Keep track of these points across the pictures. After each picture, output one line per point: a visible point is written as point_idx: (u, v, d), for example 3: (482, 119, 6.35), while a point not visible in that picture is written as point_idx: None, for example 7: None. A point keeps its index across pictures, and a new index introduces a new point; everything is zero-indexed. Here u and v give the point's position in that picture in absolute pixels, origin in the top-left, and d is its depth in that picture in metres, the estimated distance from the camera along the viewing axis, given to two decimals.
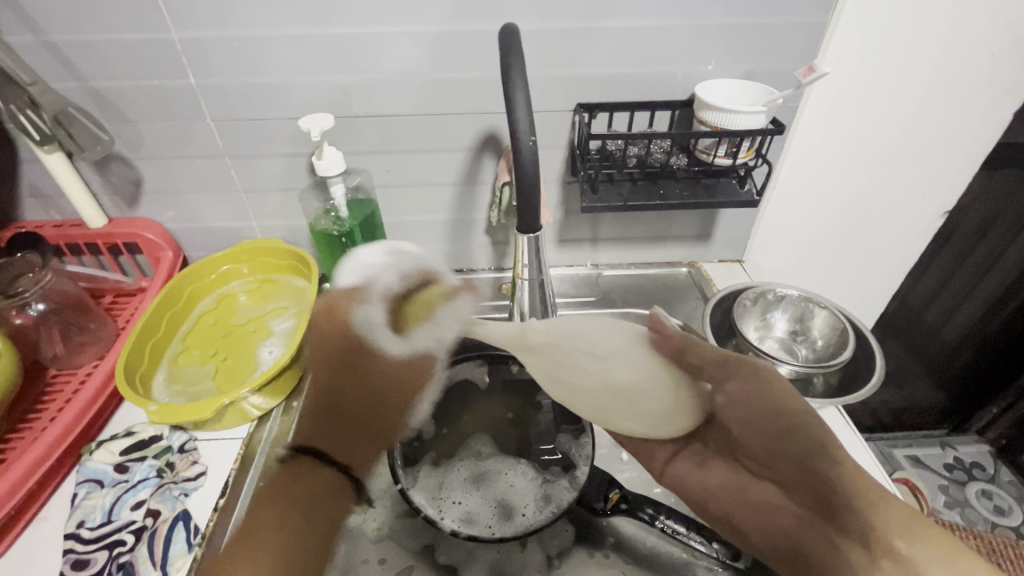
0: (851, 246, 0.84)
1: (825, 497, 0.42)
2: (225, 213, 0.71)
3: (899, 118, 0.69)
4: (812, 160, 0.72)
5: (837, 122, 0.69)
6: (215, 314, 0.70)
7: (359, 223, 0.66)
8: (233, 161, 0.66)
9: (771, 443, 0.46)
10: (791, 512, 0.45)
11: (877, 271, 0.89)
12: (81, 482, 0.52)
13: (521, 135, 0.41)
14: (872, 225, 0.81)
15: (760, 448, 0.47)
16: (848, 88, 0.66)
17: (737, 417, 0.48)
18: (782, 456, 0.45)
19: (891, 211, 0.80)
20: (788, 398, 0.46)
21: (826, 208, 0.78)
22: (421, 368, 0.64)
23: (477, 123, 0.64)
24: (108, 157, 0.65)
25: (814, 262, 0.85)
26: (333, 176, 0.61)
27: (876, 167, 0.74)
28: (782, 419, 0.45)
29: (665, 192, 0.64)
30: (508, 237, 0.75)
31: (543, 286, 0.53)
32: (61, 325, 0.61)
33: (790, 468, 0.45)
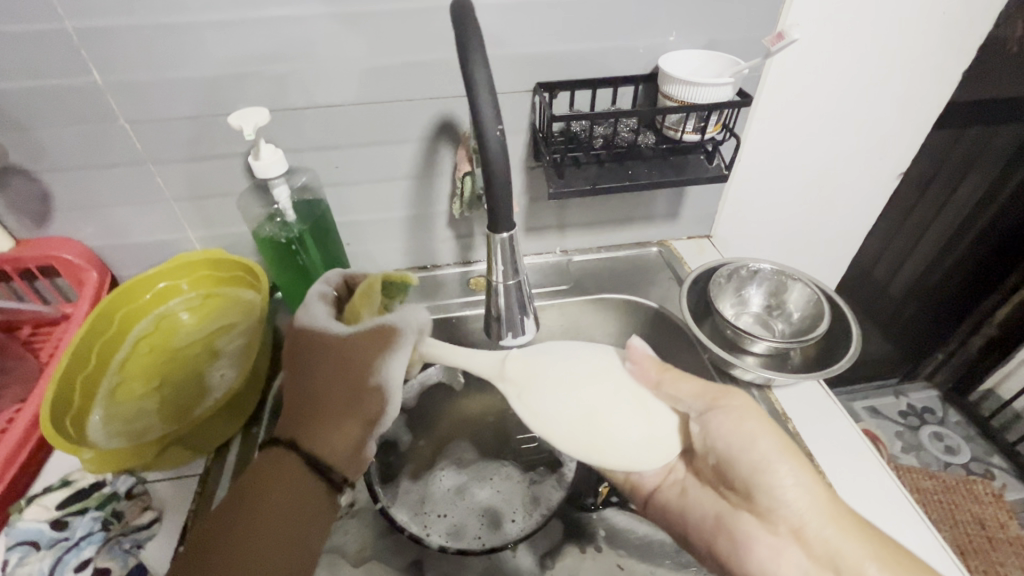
0: (813, 213, 0.84)
1: (792, 518, 0.43)
2: (157, 225, 0.64)
3: (851, 85, 0.69)
4: (771, 132, 0.71)
5: (799, 90, 0.68)
6: (154, 338, 0.62)
7: (308, 225, 0.59)
8: (158, 168, 0.59)
9: (741, 473, 0.45)
10: (762, 541, 0.44)
11: (837, 236, 0.91)
12: (11, 547, 0.46)
13: (487, 125, 0.36)
14: (829, 192, 0.82)
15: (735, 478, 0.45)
16: (809, 54, 0.64)
17: (716, 449, 0.46)
18: (756, 491, 0.44)
19: (849, 176, 0.81)
20: (758, 433, 0.45)
21: (788, 179, 0.78)
22: (387, 342, 0.50)
23: (431, 110, 0.60)
24: (6, 171, 0.56)
25: (778, 232, 0.85)
26: (275, 178, 0.54)
27: (835, 133, 0.74)
28: (749, 452, 0.44)
29: (635, 171, 0.61)
30: (472, 229, 0.72)
31: (519, 289, 0.50)
32: None
33: (759, 496, 0.44)
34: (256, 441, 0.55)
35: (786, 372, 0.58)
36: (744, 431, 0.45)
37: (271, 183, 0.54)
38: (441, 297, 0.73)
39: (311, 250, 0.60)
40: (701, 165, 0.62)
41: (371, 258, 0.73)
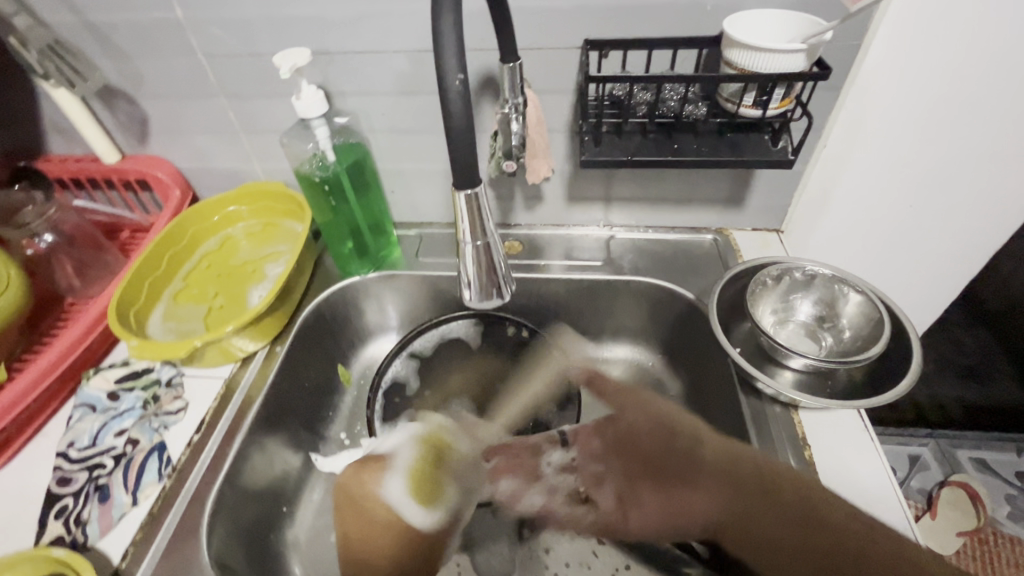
0: (924, 225, 0.68)
1: (770, 482, 0.45)
2: (230, 154, 0.71)
3: (992, 63, 0.52)
4: (867, 114, 0.58)
5: (910, 69, 0.54)
6: (216, 256, 0.70)
7: (346, 167, 0.62)
8: (229, 101, 0.65)
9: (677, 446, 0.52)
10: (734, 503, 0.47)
11: (960, 260, 0.72)
12: (77, 405, 0.56)
13: (444, 72, 0.34)
14: (952, 201, 0.65)
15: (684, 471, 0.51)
16: (930, 19, 0.51)
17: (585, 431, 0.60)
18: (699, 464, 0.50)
19: (981, 184, 0.63)
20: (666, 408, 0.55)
21: (889, 178, 0.63)
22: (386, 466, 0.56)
23: (472, 63, 0.58)
24: (114, 93, 0.66)
25: (874, 243, 0.71)
26: (315, 118, 0.57)
27: (959, 126, 0.58)
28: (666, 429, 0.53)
29: (681, 145, 0.55)
30: (512, 190, 0.70)
31: (489, 250, 0.44)
32: (73, 256, 0.64)
33: (745, 490, 0.46)
34: (276, 358, 0.61)
35: (816, 394, 0.51)
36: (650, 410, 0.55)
37: (310, 123, 0.57)
38: None
39: (345, 190, 0.63)
40: (764, 146, 0.54)
41: (414, 208, 0.74)
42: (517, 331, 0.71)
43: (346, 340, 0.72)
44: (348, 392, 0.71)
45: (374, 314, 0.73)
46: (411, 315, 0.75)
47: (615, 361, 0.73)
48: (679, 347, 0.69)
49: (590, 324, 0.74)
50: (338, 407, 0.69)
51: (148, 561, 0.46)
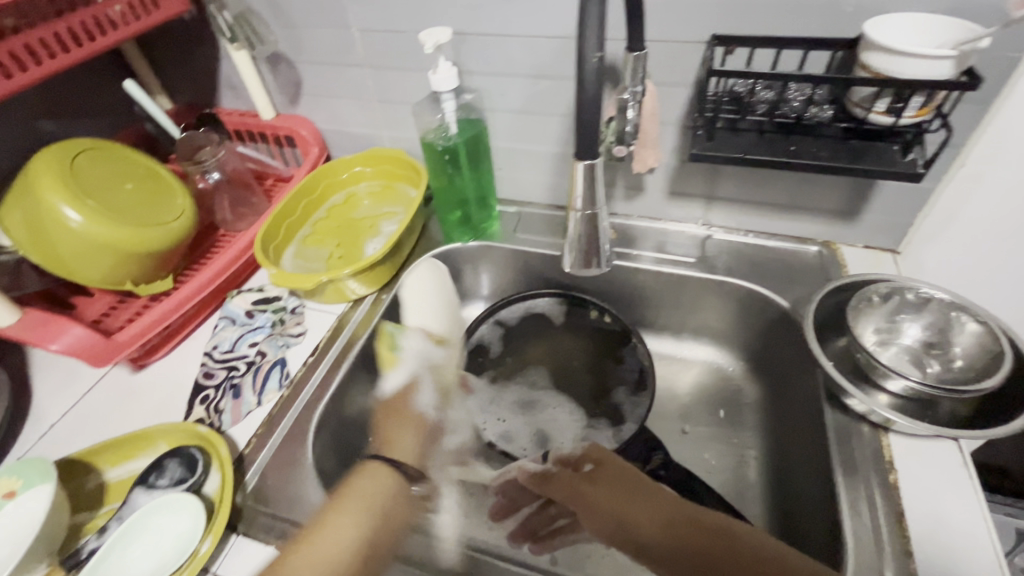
0: None
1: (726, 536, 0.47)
2: (364, 120, 0.79)
3: None
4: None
5: None
6: (340, 209, 0.79)
7: (465, 141, 0.67)
8: (371, 72, 0.72)
9: (624, 513, 0.52)
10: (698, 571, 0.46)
11: None
12: (221, 317, 0.66)
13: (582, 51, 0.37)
14: None
15: (643, 538, 0.50)
16: None
17: (567, 478, 0.56)
18: (665, 543, 0.48)
19: None
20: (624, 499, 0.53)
21: None
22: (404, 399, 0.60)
23: None
24: (279, 58, 0.76)
25: (1016, 282, 0.63)
26: (445, 92, 0.62)
27: None
28: (624, 497, 0.52)
29: (798, 148, 0.54)
30: (614, 178, 0.72)
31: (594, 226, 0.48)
32: (230, 194, 0.75)
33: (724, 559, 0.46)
34: (382, 305, 0.68)
35: (916, 420, 0.49)
36: (608, 491, 0.53)
37: (440, 96, 0.63)
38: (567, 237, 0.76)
39: (461, 161, 0.69)
40: (891, 156, 0.52)
41: (517, 187, 0.78)
42: (600, 315, 0.73)
43: None
44: None
45: (468, 281, 0.79)
46: (501, 288, 0.80)
47: (694, 360, 0.73)
48: (765, 356, 0.67)
49: (673, 320, 0.74)
50: None
51: (264, 452, 0.54)
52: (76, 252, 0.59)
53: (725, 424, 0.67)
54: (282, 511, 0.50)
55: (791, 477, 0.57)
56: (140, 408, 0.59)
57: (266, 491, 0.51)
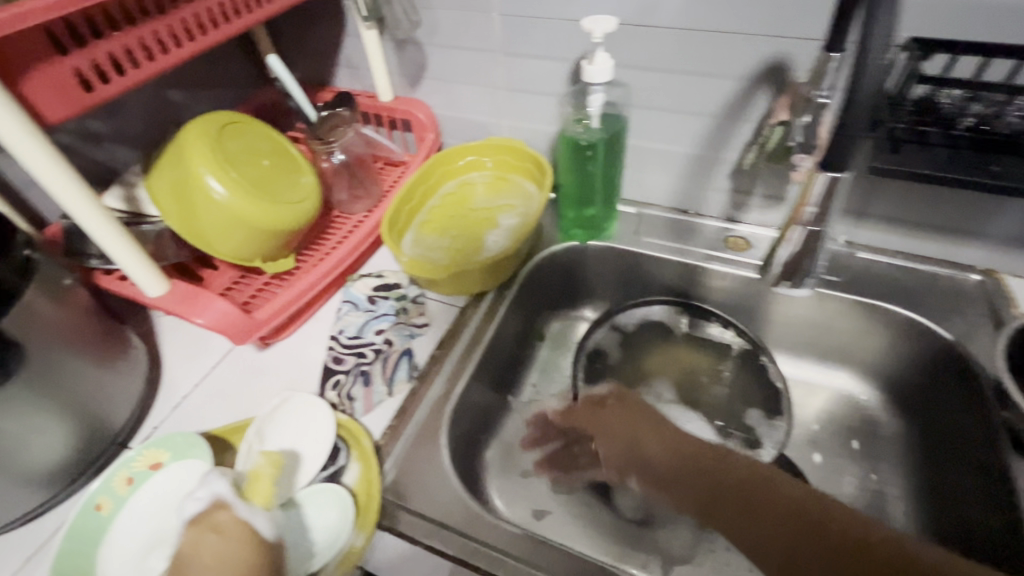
0: None
1: (757, 480, 0.48)
2: (485, 108, 0.77)
3: None
4: None
5: None
6: (455, 198, 0.77)
7: (607, 137, 0.63)
8: (505, 59, 0.70)
9: (638, 435, 0.56)
10: (714, 494, 0.49)
11: None
12: (344, 301, 0.65)
13: None
14: None
15: (650, 458, 0.54)
16: None
17: (596, 417, 0.60)
18: (687, 475, 0.51)
19: None
20: (657, 440, 0.55)
21: None
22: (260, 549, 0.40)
23: (765, 50, 0.56)
24: (408, 40, 0.74)
25: None
26: (596, 85, 0.59)
27: None
28: (656, 433, 0.55)
29: (1002, 167, 0.50)
30: (753, 186, 0.68)
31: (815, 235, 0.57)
32: (349, 175, 0.74)
33: (731, 495, 0.48)
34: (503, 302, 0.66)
35: None
36: (625, 417, 0.58)
37: (590, 89, 0.59)
38: (691, 243, 0.73)
39: (600, 159, 0.66)
40: None
41: (641, 187, 0.75)
42: (721, 329, 0.69)
43: (552, 300, 0.76)
44: (544, 346, 0.76)
45: (581, 282, 0.77)
46: (613, 291, 0.77)
47: (824, 386, 0.70)
48: (905, 387, 0.65)
49: (800, 340, 0.70)
50: (534, 358, 0.74)
51: (400, 445, 0.53)
52: (217, 226, 0.59)
53: (861, 456, 0.63)
54: (426, 509, 0.49)
55: (963, 522, 0.55)
56: (269, 388, 0.59)
57: (406, 486, 0.50)
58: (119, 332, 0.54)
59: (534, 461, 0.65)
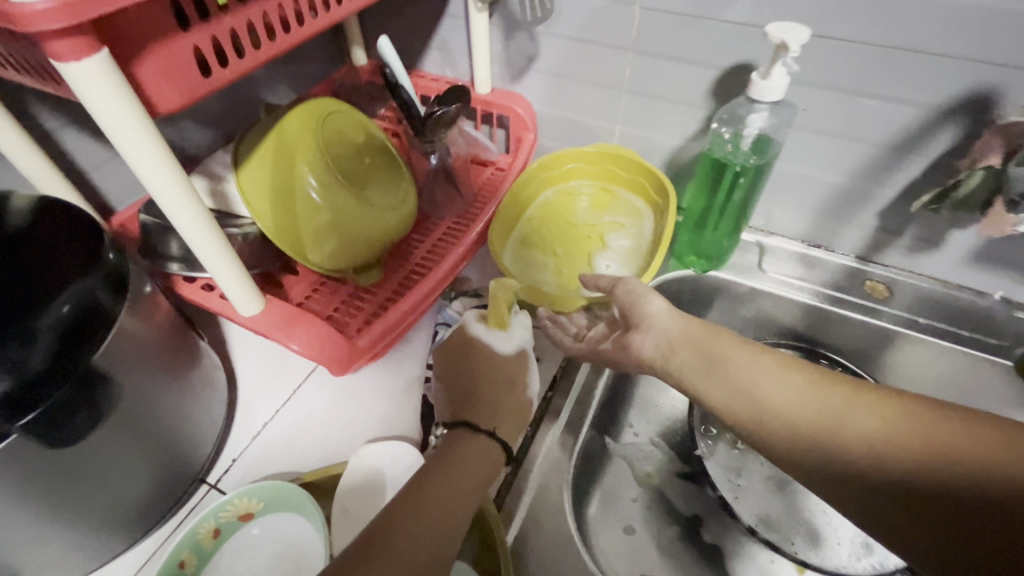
0: None
1: (768, 360, 0.42)
2: (596, 110, 0.69)
3: None
4: None
5: None
6: (556, 210, 0.69)
7: (760, 164, 0.56)
8: (633, 57, 0.61)
9: (639, 313, 0.49)
10: (709, 376, 0.44)
11: None
12: (438, 324, 0.58)
13: None
14: None
15: (646, 328, 0.48)
16: None
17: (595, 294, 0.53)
18: (682, 352, 0.46)
19: None
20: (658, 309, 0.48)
21: None
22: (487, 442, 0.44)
23: (972, 77, 0.48)
24: (520, 26, 0.66)
25: None
26: (762, 103, 0.51)
27: None
28: (666, 313, 0.48)
29: None
30: (904, 227, 0.60)
31: None
32: (444, 177, 0.65)
33: (727, 363, 0.43)
34: None
35: None
36: (633, 293, 0.50)
37: (756, 107, 0.52)
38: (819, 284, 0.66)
39: (743, 186, 0.58)
40: None
41: (766, 214, 0.67)
42: None
43: None
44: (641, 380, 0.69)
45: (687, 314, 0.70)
46: (720, 326, 0.70)
47: None
48: None
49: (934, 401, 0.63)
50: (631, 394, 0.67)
51: (525, 499, 0.49)
52: (317, 232, 0.52)
53: None
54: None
55: None
56: (360, 420, 0.52)
57: (533, 557, 0.47)
58: (198, 347, 0.48)
59: (636, 515, 0.59)
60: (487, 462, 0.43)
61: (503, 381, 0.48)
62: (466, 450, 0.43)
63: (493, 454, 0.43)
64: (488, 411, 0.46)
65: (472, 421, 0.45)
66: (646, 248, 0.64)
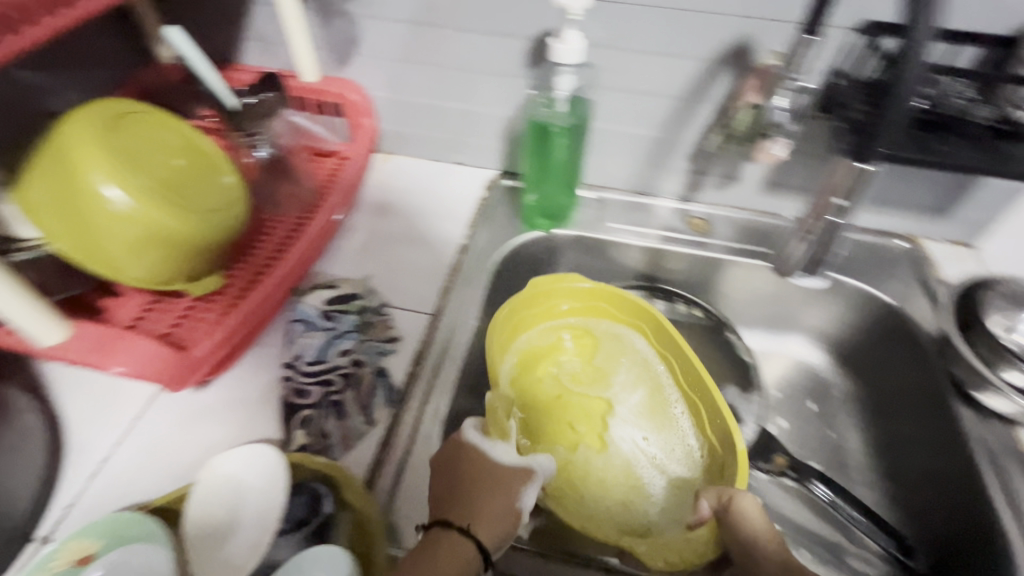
0: None
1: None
2: (430, 90, 0.70)
3: None
4: None
5: None
6: (552, 370, 0.64)
7: (575, 122, 0.61)
8: (452, 34, 0.63)
9: (738, 539, 0.46)
10: None
11: None
12: (293, 321, 0.56)
13: None
14: None
15: (728, 544, 0.48)
16: None
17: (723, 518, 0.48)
18: None
19: None
20: (745, 534, 0.46)
21: None
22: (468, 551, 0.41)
23: (731, 29, 0.55)
24: (335, 10, 0.64)
25: None
26: (566, 66, 0.55)
27: None
28: (741, 542, 0.46)
29: (952, 148, 0.50)
30: (709, 167, 0.68)
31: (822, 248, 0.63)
32: (279, 171, 0.63)
33: None
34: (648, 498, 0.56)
35: None
36: (731, 507, 0.47)
37: (560, 70, 0.56)
38: (653, 226, 0.72)
39: (565, 144, 0.63)
40: None
41: (599, 170, 0.72)
42: (686, 307, 0.71)
43: None
44: None
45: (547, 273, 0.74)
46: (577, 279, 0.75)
47: (782, 354, 0.73)
48: (861, 348, 0.68)
49: (758, 312, 0.73)
50: None
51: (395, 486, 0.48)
52: (130, 244, 0.47)
53: (821, 419, 0.66)
54: None
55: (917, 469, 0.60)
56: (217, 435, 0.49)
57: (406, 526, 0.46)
58: None
59: None
60: (455, 565, 0.40)
61: (485, 479, 0.45)
62: (436, 548, 0.41)
63: (460, 556, 0.40)
64: (462, 506, 0.43)
65: (448, 515, 0.43)
66: (659, 390, 0.61)
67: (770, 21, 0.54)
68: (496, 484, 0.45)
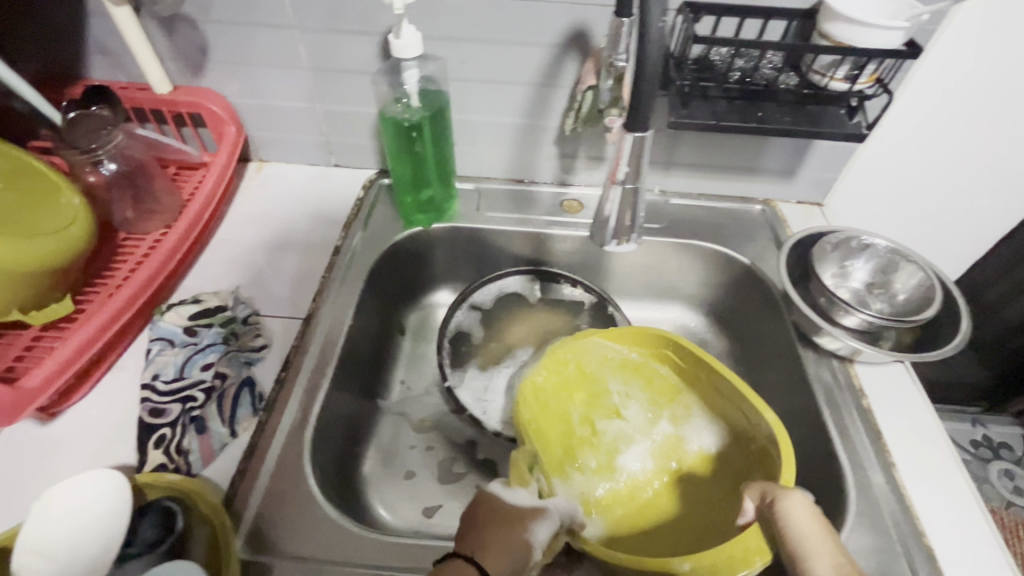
0: (941, 202, 0.75)
1: None
2: (294, 93, 0.69)
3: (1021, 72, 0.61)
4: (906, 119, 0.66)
5: (952, 78, 0.62)
6: (564, 417, 0.61)
7: (429, 114, 0.61)
8: (303, 36, 0.63)
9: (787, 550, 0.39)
10: None
11: (956, 234, 0.81)
12: (153, 340, 0.55)
13: None
14: (971, 181, 0.73)
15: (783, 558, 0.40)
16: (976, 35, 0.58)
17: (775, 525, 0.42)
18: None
19: (988, 171, 0.71)
20: (796, 533, 0.39)
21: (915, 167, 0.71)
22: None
23: (567, 16, 0.58)
24: (177, 17, 0.62)
25: (896, 217, 0.77)
26: (408, 60, 0.56)
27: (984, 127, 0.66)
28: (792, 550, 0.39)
29: (765, 114, 0.58)
30: (577, 150, 0.71)
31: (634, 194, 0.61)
32: (131, 189, 0.60)
33: None
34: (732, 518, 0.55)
35: (880, 350, 0.56)
36: (785, 514, 0.41)
37: (404, 65, 0.56)
38: (534, 211, 0.74)
39: (426, 139, 0.63)
40: (841, 119, 0.57)
41: (475, 160, 0.74)
42: (571, 288, 0.73)
43: (406, 292, 0.73)
44: (406, 338, 0.73)
45: (435, 267, 0.75)
46: (465, 270, 0.76)
47: (665, 321, 0.77)
48: (728, 306, 0.73)
49: (640, 284, 0.77)
50: (398, 353, 0.71)
51: (258, 491, 0.47)
52: None
53: None
54: (303, 549, 0.45)
55: None
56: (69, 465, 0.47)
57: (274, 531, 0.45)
58: None
59: (417, 459, 0.63)
60: None
61: (500, 521, 0.44)
62: None
63: None
64: (472, 540, 0.43)
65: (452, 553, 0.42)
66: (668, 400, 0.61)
67: (600, 7, 0.57)
68: (511, 519, 0.44)
